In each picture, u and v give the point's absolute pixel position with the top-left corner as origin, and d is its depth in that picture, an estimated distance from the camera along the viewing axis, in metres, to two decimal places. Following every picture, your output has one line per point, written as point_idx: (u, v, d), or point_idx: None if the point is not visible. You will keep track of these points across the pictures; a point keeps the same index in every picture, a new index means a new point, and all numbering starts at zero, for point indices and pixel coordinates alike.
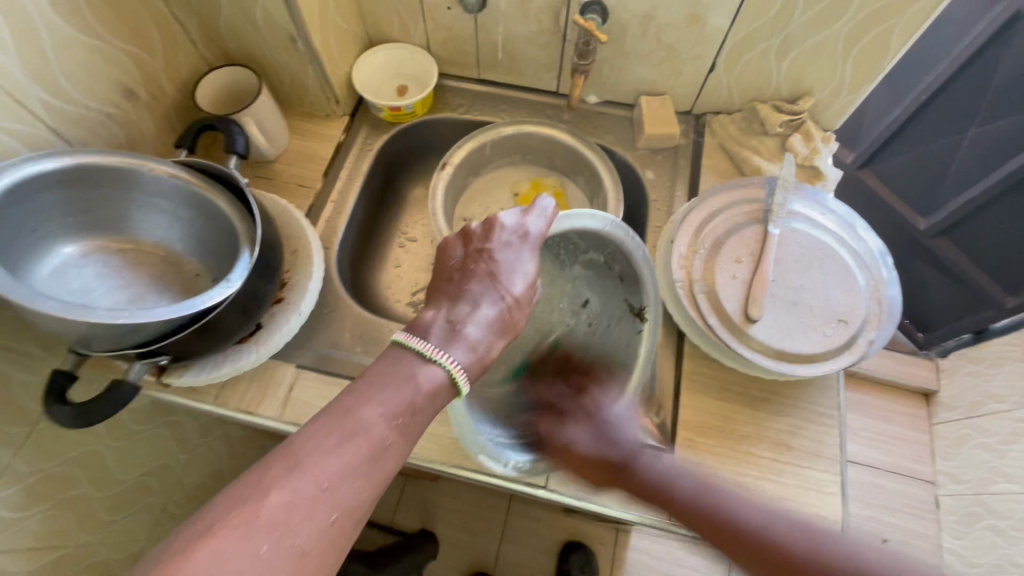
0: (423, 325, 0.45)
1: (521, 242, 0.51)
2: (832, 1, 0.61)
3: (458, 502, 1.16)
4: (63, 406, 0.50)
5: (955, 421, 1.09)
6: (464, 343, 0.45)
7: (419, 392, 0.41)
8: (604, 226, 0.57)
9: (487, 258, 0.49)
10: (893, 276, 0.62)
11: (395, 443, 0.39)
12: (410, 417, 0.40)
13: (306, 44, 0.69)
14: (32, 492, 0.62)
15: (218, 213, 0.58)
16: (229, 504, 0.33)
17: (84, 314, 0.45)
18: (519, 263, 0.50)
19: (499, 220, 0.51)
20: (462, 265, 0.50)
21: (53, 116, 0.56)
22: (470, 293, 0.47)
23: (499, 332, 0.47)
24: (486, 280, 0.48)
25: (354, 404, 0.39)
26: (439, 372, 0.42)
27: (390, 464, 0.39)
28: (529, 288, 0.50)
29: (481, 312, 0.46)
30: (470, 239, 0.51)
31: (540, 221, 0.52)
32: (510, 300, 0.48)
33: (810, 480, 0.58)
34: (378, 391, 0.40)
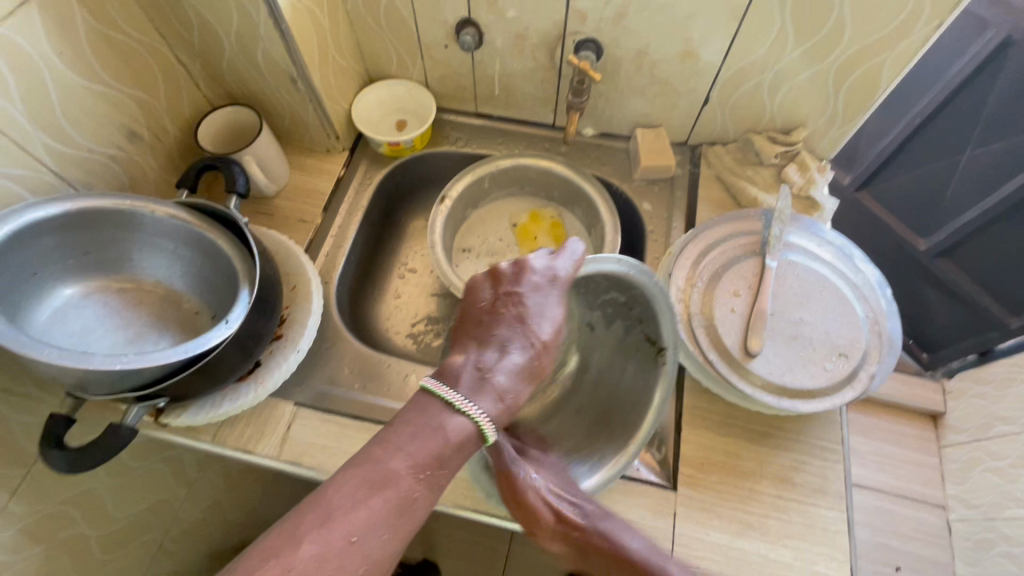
0: (452, 371, 0.44)
1: (551, 284, 0.50)
2: (820, 38, 0.63)
3: (459, 531, 1.14)
4: (59, 451, 0.49)
5: (961, 443, 1.01)
6: (493, 393, 0.44)
7: (449, 443, 0.40)
8: (628, 271, 0.56)
9: (516, 302, 0.48)
10: (892, 308, 0.62)
11: (422, 495, 0.39)
12: (437, 470, 0.40)
13: (306, 84, 0.70)
14: (29, 533, 0.62)
15: (218, 251, 0.58)
16: (261, 554, 0.33)
17: (84, 361, 0.45)
18: (547, 307, 0.49)
19: (528, 262, 0.50)
20: (491, 308, 0.49)
21: (57, 161, 0.57)
22: (498, 338, 0.47)
23: (526, 378, 0.46)
24: (515, 325, 0.47)
25: (383, 455, 0.39)
26: (466, 423, 0.42)
27: (416, 514, 0.39)
28: (555, 336, 0.49)
29: (509, 358, 0.46)
30: (500, 281, 0.50)
31: (569, 264, 0.51)
32: (539, 344, 0.47)
33: (815, 518, 0.57)
34: (408, 442, 0.39)
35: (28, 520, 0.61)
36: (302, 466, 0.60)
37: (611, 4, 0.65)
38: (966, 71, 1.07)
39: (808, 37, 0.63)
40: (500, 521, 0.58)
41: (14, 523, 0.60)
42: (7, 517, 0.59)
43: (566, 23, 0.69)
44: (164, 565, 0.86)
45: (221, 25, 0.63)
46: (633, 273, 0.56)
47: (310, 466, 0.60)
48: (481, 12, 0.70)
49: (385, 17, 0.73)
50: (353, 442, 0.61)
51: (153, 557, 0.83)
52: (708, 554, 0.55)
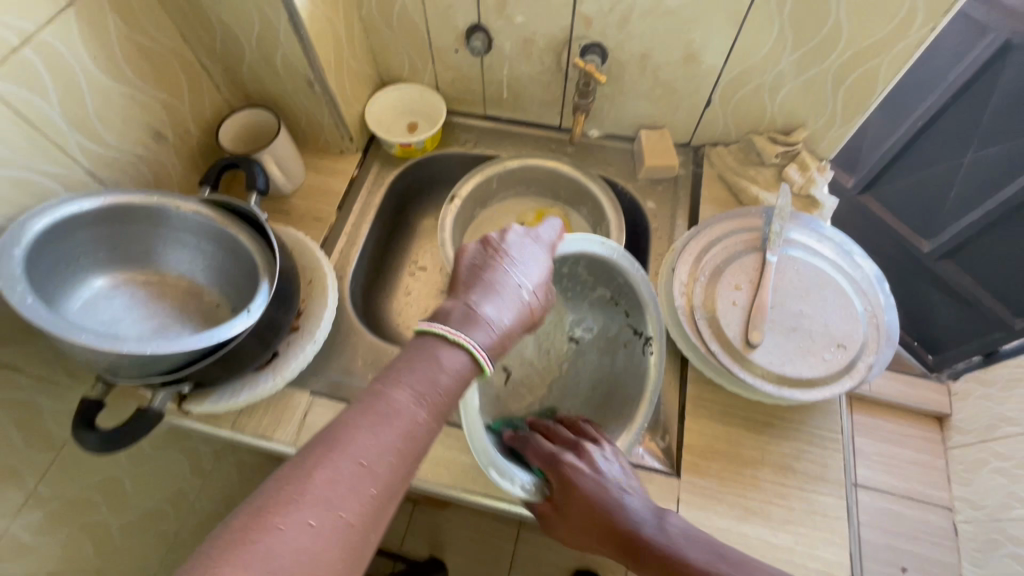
0: (444, 310, 0.46)
1: (533, 243, 0.55)
2: (818, 41, 0.65)
3: (467, 528, 1.16)
4: (91, 431, 0.52)
5: (967, 443, 1.01)
6: (486, 326, 0.45)
7: (446, 374, 0.42)
8: (611, 254, 0.63)
9: (501, 252, 0.52)
10: (889, 302, 0.64)
11: (425, 421, 0.39)
12: (437, 397, 0.41)
13: (323, 87, 0.73)
14: (55, 517, 0.64)
15: (239, 246, 0.61)
16: (278, 483, 0.33)
17: (117, 344, 0.48)
18: (532, 259, 0.53)
19: (510, 228, 0.55)
20: (477, 263, 0.51)
21: (89, 159, 0.60)
22: (486, 284, 0.49)
23: (517, 316, 0.48)
24: (502, 270, 0.50)
25: (382, 387, 0.39)
26: (463, 354, 0.43)
27: (423, 441, 0.39)
28: (541, 280, 0.52)
29: (499, 299, 0.48)
30: (484, 243, 0.53)
31: (547, 234, 0.57)
32: (525, 286, 0.50)
33: (815, 504, 0.59)
34: (406, 373, 0.40)
35: (54, 504, 0.64)
36: None
37: (616, 9, 0.68)
38: (966, 75, 1.09)
39: (806, 40, 0.65)
40: (507, 506, 0.60)
41: (42, 506, 0.62)
42: (36, 500, 0.61)
43: (572, 28, 0.72)
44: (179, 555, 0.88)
45: (243, 31, 0.67)
46: (619, 260, 0.63)
47: None
48: (491, 18, 0.73)
49: (398, 23, 0.77)
50: None
51: (170, 547, 0.85)
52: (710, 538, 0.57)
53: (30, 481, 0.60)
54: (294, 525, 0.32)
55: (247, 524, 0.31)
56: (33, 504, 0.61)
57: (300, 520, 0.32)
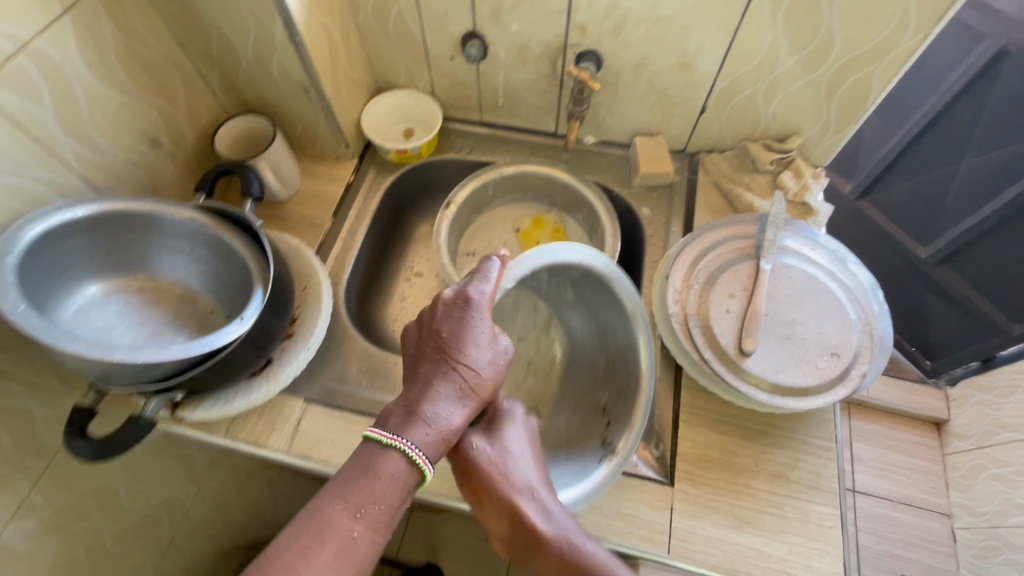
0: (384, 415, 0.45)
1: (467, 306, 0.51)
2: (811, 50, 0.65)
3: (463, 534, 1.16)
4: (85, 440, 0.52)
5: (966, 449, 1.03)
6: (424, 423, 0.44)
7: (386, 484, 0.42)
8: (579, 256, 0.67)
9: (437, 332, 0.50)
10: (883, 309, 0.63)
11: (365, 535, 0.40)
12: (378, 509, 0.41)
13: (319, 94, 0.73)
14: (47, 524, 0.64)
15: (234, 253, 0.61)
16: None
17: (108, 353, 0.48)
18: (469, 328, 0.50)
19: (444, 295, 0.52)
20: (418, 345, 0.50)
21: (83, 166, 0.61)
22: (425, 372, 0.48)
23: (464, 402, 0.47)
24: (438, 354, 0.48)
25: (319, 504, 0.40)
26: (399, 458, 0.42)
27: (364, 555, 0.39)
28: (489, 346, 0.50)
29: (437, 389, 0.46)
30: (424, 319, 0.52)
31: (487, 285, 0.54)
32: (466, 365, 0.48)
33: (809, 513, 0.58)
34: (343, 486, 0.41)
35: (46, 512, 0.64)
36: (310, 460, 0.62)
37: (610, 17, 0.68)
38: (962, 82, 1.08)
39: (799, 48, 0.66)
40: None
41: (35, 513, 0.62)
42: (28, 507, 0.61)
43: (567, 36, 0.72)
44: (174, 561, 0.88)
45: (239, 38, 0.67)
46: (580, 259, 0.66)
47: (319, 459, 0.62)
48: (486, 25, 0.73)
49: (394, 30, 0.77)
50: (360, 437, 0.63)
51: (164, 553, 0.85)
52: (705, 547, 0.57)
53: (23, 489, 0.60)
54: None
55: None
56: (26, 512, 0.61)
57: None
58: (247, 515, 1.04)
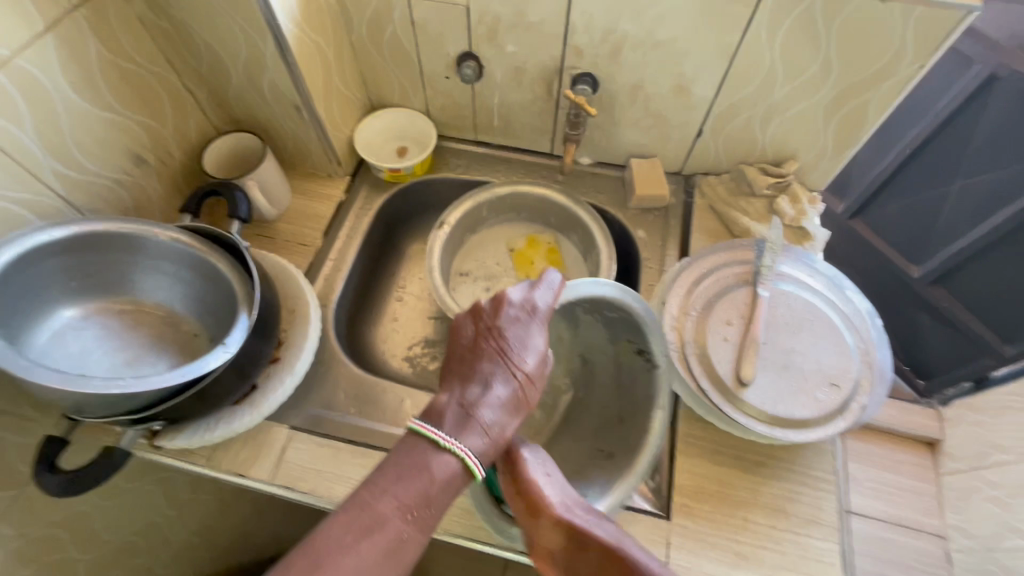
0: (438, 409, 0.44)
1: (528, 316, 0.51)
2: (809, 75, 0.65)
3: (453, 558, 1.12)
4: (54, 474, 0.50)
5: (960, 471, 0.79)
6: (479, 428, 0.44)
7: (435, 482, 0.41)
8: (611, 292, 0.60)
9: (496, 335, 0.49)
10: (882, 338, 0.63)
11: (410, 537, 0.39)
12: (424, 509, 0.40)
13: (311, 112, 0.72)
14: (16, 557, 0.61)
15: (219, 274, 0.59)
16: None
17: (80, 386, 0.46)
18: (528, 339, 0.49)
19: (505, 296, 0.51)
20: (473, 344, 0.49)
21: (65, 186, 0.59)
22: (481, 373, 0.46)
23: (513, 409, 0.46)
24: (497, 359, 0.47)
25: (369, 498, 0.39)
26: (453, 460, 0.42)
27: (406, 557, 0.39)
28: (541, 351, 0.49)
29: (493, 393, 0.46)
30: (480, 316, 0.50)
31: (546, 296, 0.53)
32: (523, 376, 0.47)
33: (809, 549, 0.57)
34: (393, 482, 0.40)
35: (16, 544, 0.61)
36: (293, 491, 0.60)
37: (607, 40, 0.68)
38: (953, 105, 1.08)
39: (797, 74, 0.65)
40: (495, 548, 0.58)
41: (3, 546, 0.59)
42: None
43: (563, 58, 0.71)
44: None
45: (229, 55, 0.66)
46: (616, 295, 0.60)
47: (303, 490, 0.60)
48: (481, 46, 0.72)
49: (388, 49, 0.76)
50: (348, 467, 0.61)
51: None
52: None
53: None
54: None
55: None
56: None
57: None
58: (230, 538, 1.00)
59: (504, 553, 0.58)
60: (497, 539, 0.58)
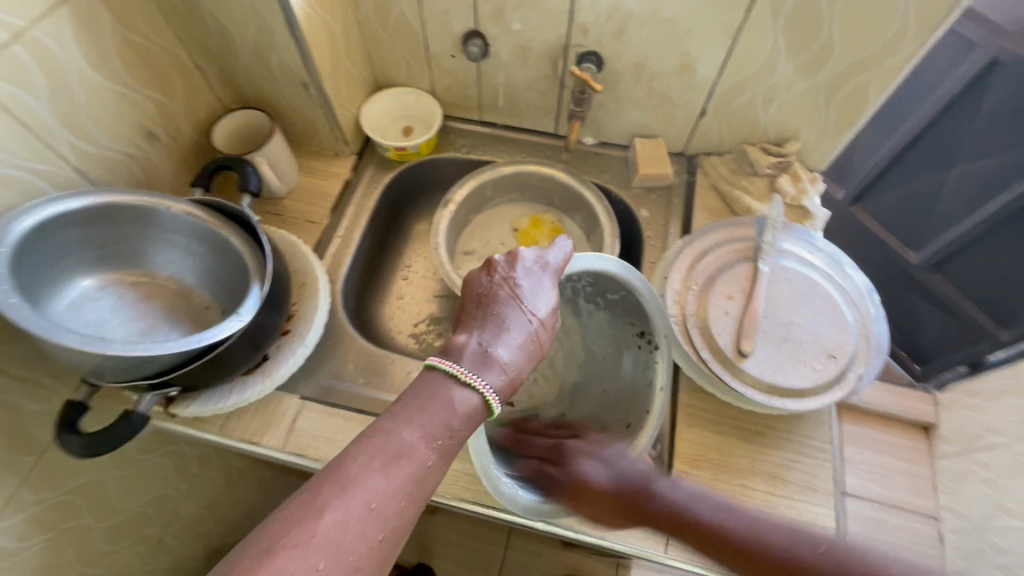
0: (456, 350, 0.46)
1: (541, 269, 0.53)
2: (813, 53, 0.65)
3: (456, 535, 1.14)
4: (77, 436, 0.52)
5: (954, 454, 0.80)
6: (496, 365, 0.46)
7: (456, 415, 0.43)
8: (617, 270, 0.61)
9: (511, 284, 0.51)
10: (879, 313, 0.64)
11: (435, 464, 0.41)
12: (447, 439, 0.42)
13: (319, 90, 0.73)
14: (35, 522, 0.63)
15: (231, 248, 0.60)
16: (284, 525, 0.34)
17: (102, 347, 0.47)
18: (541, 289, 0.52)
19: (520, 251, 0.53)
20: (488, 292, 0.51)
21: (79, 158, 0.60)
22: (497, 318, 0.49)
23: (528, 351, 0.48)
24: (512, 304, 0.49)
25: (395, 427, 0.40)
26: (472, 395, 0.44)
27: (431, 483, 0.40)
28: (553, 302, 0.52)
29: (509, 335, 0.48)
30: (494, 269, 0.52)
31: (559, 254, 0.55)
32: (537, 321, 0.49)
33: (805, 514, 0.59)
34: (417, 414, 0.41)
35: (35, 509, 0.62)
36: (304, 458, 0.62)
37: (613, 18, 0.68)
38: (954, 90, 1.09)
39: (799, 53, 0.66)
40: (500, 513, 0.60)
41: (23, 510, 0.61)
42: (16, 504, 0.60)
43: (569, 37, 0.72)
44: (162, 561, 0.86)
45: (238, 31, 0.66)
46: (617, 272, 0.61)
47: (315, 458, 0.62)
48: (487, 24, 0.73)
49: (395, 28, 0.77)
50: (358, 435, 0.63)
51: (154, 552, 0.84)
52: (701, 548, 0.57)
53: (11, 484, 0.59)
54: (301, 570, 0.33)
55: (252, 567, 0.32)
56: (14, 509, 0.60)
57: (307, 565, 0.33)
58: (238, 513, 1.02)
59: (508, 518, 0.60)
60: (504, 504, 0.60)
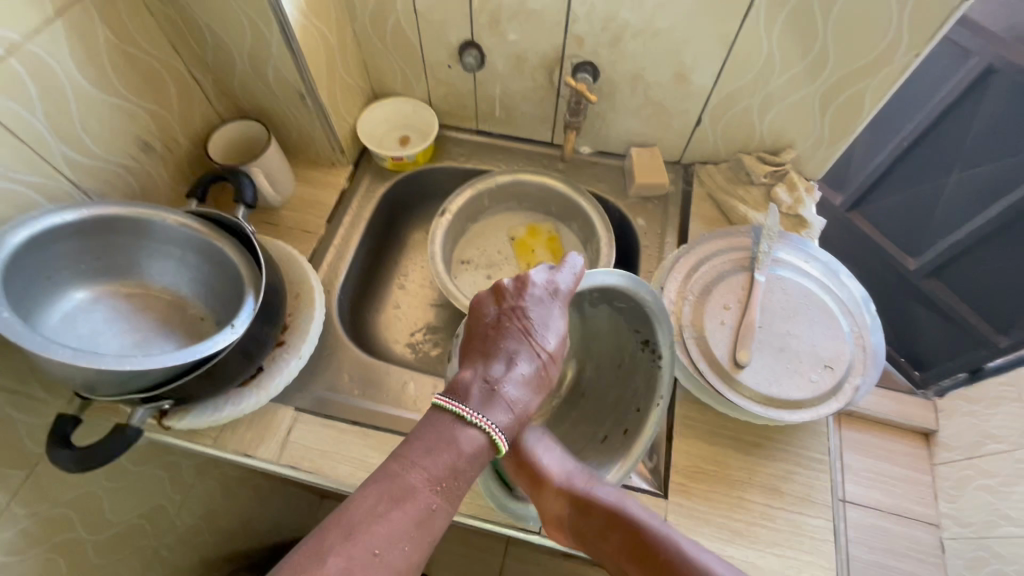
0: (462, 385, 0.46)
1: (551, 297, 0.52)
2: (807, 63, 0.66)
3: (454, 545, 1.13)
4: (68, 450, 0.51)
5: (953, 461, 0.79)
6: (503, 403, 0.45)
7: (462, 455, 0.42)
8: (622, 281, 0.59)
9: (520, 315, 0.50)
10: (876, 323, 0.64)
11: (439, 506, 0.41)
12: (453, 480, 0.42)
13: (315, 100, 0.73)
14: (27, 536, 0.62)
15: (225, 259, 0.60)
16: (288, 572, 0.35)
17: (93, 361, 0.47)
18: (550, 319, 0.51)
19: (529, 277, 0.53)
20: (496, 323, 0.50)
21: (74, 170, 0.60)
22: (505, 351, 0.48)
23: (535, 387, 0.48)
24: (520, 337, 0.49)
25: (399, 470, 0.41)
26: (478, 435, 0.44)
27: (437, 525, 0.40)
28: (561, 332, 0.51)
29: (517, 369, 0.47)
30: (503, 297, 0.52)
31: (568, 277, 0.54)
32: (545, 355, 0.49)
33: (802, 526, 0.59)
34: (421, 455, 0.41)
35: (28, 522, 0.62)
36: (299, 470, 0.61)
37: (608, 29, 0.68)
38: (951, 97, 1.09)
39: (794, 63, 0.66)
40: (496, 526, 0.60)
41: (16, 524, 0.60)
42: (9, 518, 0.60)
43: (564, 47, 0.72)
44: (157, 573, 0.86)
45: (234, 42, 0.66)
46: (622, 284, 0.59)
47: (310, 470, 0.61)
48: (483, 35, 0.73)
49: (391, 39, 0.77)
50: (353, 447, 0.63)
51: (149, 564, 0.83)
52: None
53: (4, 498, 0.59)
54: None
55: None
56: (6, 523, 0.59)
57: None
58: (234, 523, 1.01)
59: (504, 530, 0.60)
60: (499, 517, 0.59)
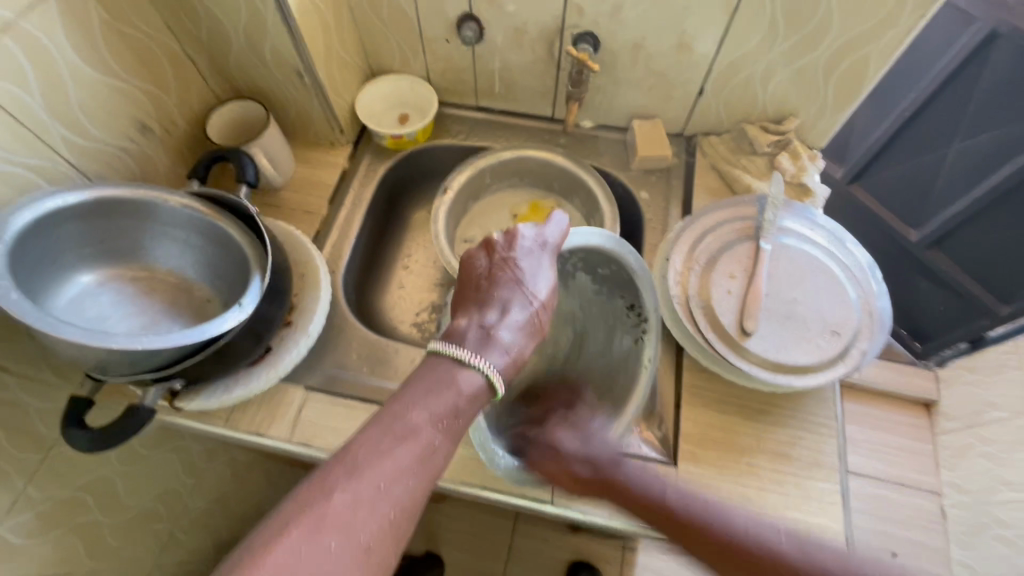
0: (459, 333, 0.47)
1: (541, 248, 0.54)
2: (811, 28, 0.65)
3: (463, 523, 1.15)
4: (82, 430, 0.52)
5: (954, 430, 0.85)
6: (498, 347, 0.46)
7: (462, 395, 0.43)
8: (611, 244, 0.62)
9: (511, 265, 0.51)
10: (882, 288, 0.64)
11: (441, 443, 0.40)
12: (454, 420, 0.42)
13: (313, 78, 0.72)
14: (44, 519, 0.63)
15: (230, 240, 0.59)
16: (296, 506, 0.35)
17: (105, 341, 0.47)
18: (540, 269, 0.52)
19: (518, 231, 0.54)
20: (488, 273, 0.51)
21: (73, 152, 0.59)
22: (498, 299, 0.49)
23: (529, 333, 0.49)
24: (512, 286, 0.50)
25: (402, 409, 0.40)
26: (477, 377, 0.44)
27: (440, 463, 0.40)
28: (552, 281, 0.52)
29: (512, 316, 0.48)
30: (493, 249, 0.53)
31: (555, 231, 0.55)
32: (537, 302, 0.50)
33: (810, 489, 0.59)
34: (423, 396, 0.41)
35: (44, 506, 0.62)
36: (311, 448, 0.62)
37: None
38: (953, 64, 1.07)
39: (797, 28, 0.65)
40: (509, 498, 0.60)
41: (31, 507, 0.61)
42: (25, 501, 0.60)
43: (564, 18, 0.71)
44: (172, 555, 0.87)
45: (229, 20, 0.65)
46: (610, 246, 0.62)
47: (321, 447, 0.62)
48: (482, 8, 0.72)
49: (387, 14, 0.76)
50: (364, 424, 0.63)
51: (163, 546, 0.84)
52: None
53: (20, 481, 0.59)
54: (314, 551, 0.33)
55: (266, 544, 0.33)
56: (22, 506, 0.60)
57: (319, 545, 0.33)
58: (245, 505, 1.03)
59: (517, 502, 0.60)
60: (512, 489, 0.60)
